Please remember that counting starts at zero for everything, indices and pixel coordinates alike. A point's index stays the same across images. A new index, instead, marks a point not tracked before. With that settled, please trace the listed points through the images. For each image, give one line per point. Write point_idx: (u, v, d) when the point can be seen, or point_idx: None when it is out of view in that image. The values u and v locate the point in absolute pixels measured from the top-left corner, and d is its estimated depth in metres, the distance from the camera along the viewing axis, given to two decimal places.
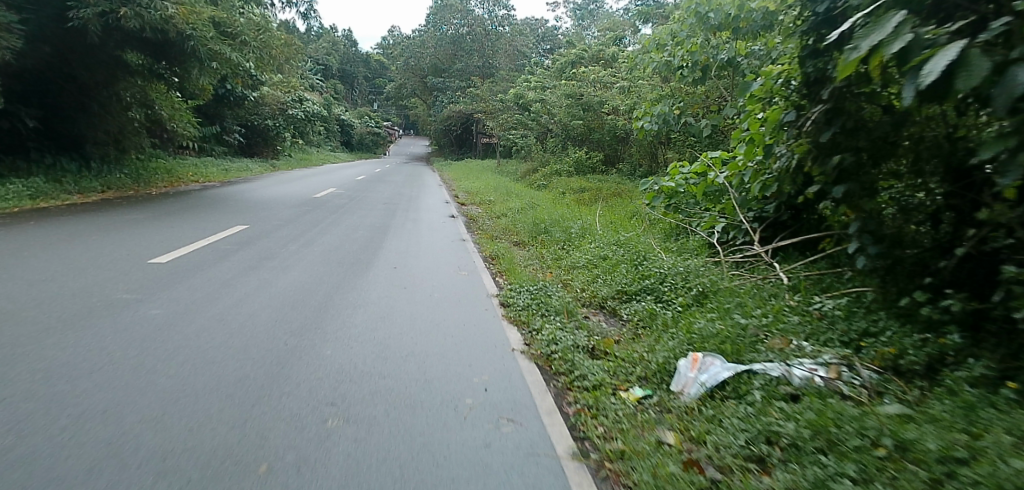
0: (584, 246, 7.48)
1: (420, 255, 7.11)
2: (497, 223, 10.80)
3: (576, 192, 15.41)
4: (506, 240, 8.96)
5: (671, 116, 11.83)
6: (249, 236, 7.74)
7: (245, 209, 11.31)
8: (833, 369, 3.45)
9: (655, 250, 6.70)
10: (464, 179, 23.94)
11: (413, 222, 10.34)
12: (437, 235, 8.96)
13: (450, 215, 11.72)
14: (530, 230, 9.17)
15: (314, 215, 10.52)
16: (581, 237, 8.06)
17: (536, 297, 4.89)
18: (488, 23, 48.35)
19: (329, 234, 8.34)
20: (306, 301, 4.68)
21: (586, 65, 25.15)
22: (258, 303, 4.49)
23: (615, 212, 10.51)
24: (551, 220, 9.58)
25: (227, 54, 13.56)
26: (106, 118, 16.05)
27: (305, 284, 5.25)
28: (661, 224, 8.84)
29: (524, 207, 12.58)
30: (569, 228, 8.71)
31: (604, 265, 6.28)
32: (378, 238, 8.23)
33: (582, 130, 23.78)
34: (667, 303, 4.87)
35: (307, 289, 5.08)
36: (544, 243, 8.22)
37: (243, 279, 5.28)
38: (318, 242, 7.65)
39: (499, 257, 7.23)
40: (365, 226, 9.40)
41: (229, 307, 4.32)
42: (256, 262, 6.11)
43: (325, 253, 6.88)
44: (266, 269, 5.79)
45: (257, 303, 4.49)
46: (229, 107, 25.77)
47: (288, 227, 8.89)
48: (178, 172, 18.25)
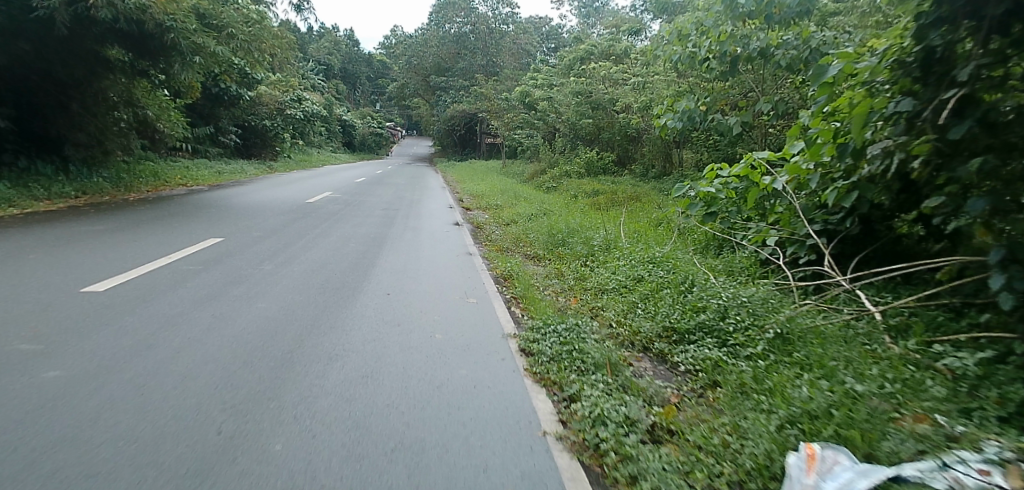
0: (612, 263, 6.37)
1: (419, 275, 6.03)
2: (507, 231, 9.75)
3: (590, 197, 14.32)
4: (519, 254, 7.86)
5: (698, 112, 10.75)
6: (221, 252, 6.69)
7: (229, 216, 10.26)
8: (1017, 472, 2.12)
9: (700, 271, 5.59)
10: (468, 182, 22.85)
11: (414, 231, 9.25)
12: (440, 248, 7.88)
13: (454, 223, 10.66)
14: (546, 242, 8.08)
15: (303, 224, 9.46)
16: (607, 252, 6.96)
17: (566, 342, 3.78)
18: (492, 21, 47.32)
19: (315, 248, 7.27)
20: (270, 348, 3.62)
21: (595, 62, 24.04)
22: (204, 353, 3.44)
23: (638, 220, 9.39)
24: (568, 230, 8.51)
25: (213, 48, 12.52)
26: (87, 118, 14.98)
27: (273, 322, 4.19)
28: (696, 236, 7.74)
29: (536, 214, 11.49)
30: (590, 240, 7.62)
31: (641, 290, 5.18)
32: (372, 253, 7.15)
33: (592, 129, 22.69)
34: (734, 349, 3.78)
35: (274, 328, 4.03)
36: (563, 258, 7.15)
37: (196, 314, 4.23)
38: (301, 259, 6.58)
39: (512, 277, 6.14)
40: (359, 237, 8.32)
41: (162, 361, 3.27)
42: (219, 289, 5.06)
43: (307, 275, 5.81)
44: (229, 299, 4.74)
45: (202, 353, 3.44)
46: (224, 106, 24.77)
47: (270, 239, 7.85)
48: (167, 175, 17.22)
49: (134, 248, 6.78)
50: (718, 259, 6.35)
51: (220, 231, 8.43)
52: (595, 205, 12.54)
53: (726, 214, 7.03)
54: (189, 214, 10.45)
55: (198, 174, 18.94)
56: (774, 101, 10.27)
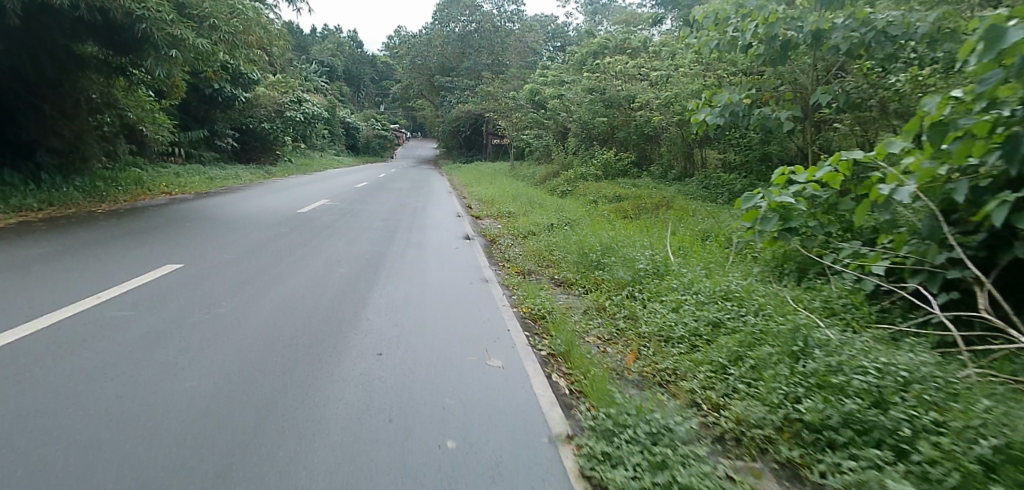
0: (669, 297, 4.99)
1: (422, 317, 4.61)
2: (525, 246, 8.40)
3: (612, 204, 12.90)
4: (544, 279, 6.47)
5: (742, 106, 9.35)
6: (172, 287, 5.26)
7: (206, 230, 8.95)
8: None
9: (801, 314, 4.15)
10: (475, 186, 21.44)
11: (417, 249, 7.86)
12: (451, 272, 6.48)
13: (465, 237, 9.29)
14: (575, 264, 6.70)
15: (290, 239, 8.13)
16: (660, 279, 5.56)
17: (660, 463, 2.35)
18: (497, 19, 45.96)
19: (295, 277, 5.87)
20: (189, 464, 2.32)
21: (609, 56, 22.56)
22: (77, 481, 2.16)
23: (679, 234, 8.01)
24: (601, 246, 7.14)
25: (193, 41, 10.97)
26: (62, 122, 13.57)
27: (212, 406, 2.89)
28: (761, 257, 6.34)
29: (555, 225, 10.09)
30: (632, 261, 6.21)
31: (725, 345, 3.80)
32: (365, 282, 5.74)
33: (606, 128, 21.25)
34: (928, 473, 2.34)
35: (210, 420, 2.73)
36: (602, 286, 5.81)
37: (107, 394, 2.98)
38: (273, 294, 5.16)
39: (545, 317, 4.75)
40: (351, 258, 6.92)
41: None
42: (142, 352, 3.62)
43: (272, 321, 4.37)
44: (167, 362, 3.48)
45: (78, 478, 2.17)
46: (220, 108, 23.47)
47: (242, 263, 6.43)
48: (151, 182, 15.85)
49: (63, 284, 5.34)
50: (805, 290, 4.96)
51: (188, 252, 7.08)
52: (620, 214, 11.11)
53: (805, 232, 5.66)
54: (163, 228, 9.12)
55: (188, 180, 17.61)
56: (833, 92, 8.82)
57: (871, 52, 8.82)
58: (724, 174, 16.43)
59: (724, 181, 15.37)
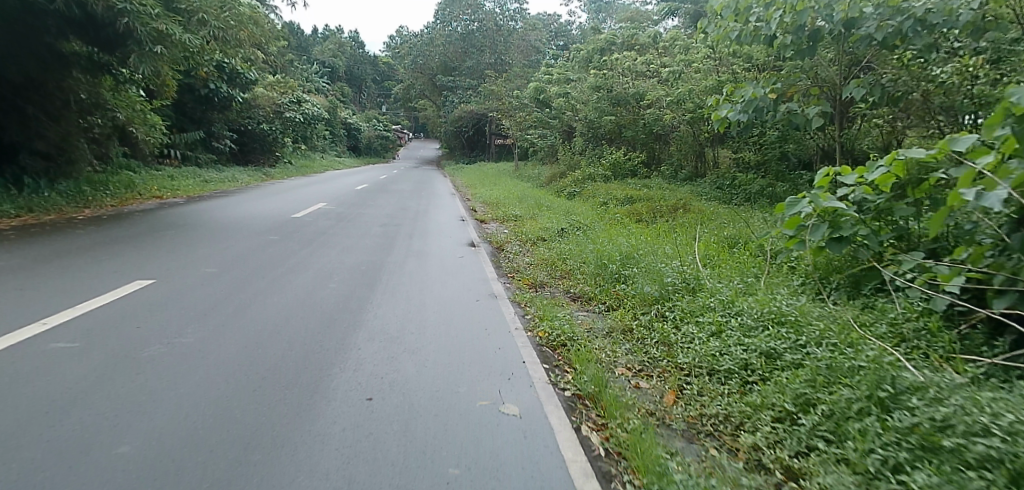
0: (706, 318, 4.35)
1: (422, 343, 3.95)
2: (535, 253, 7.77)
3: (624, 206, 12.23)
4: (557, 293, 5.83)
5: (767, 101, 8.72)
6: (136, 308, 4.55)
7: (192, 235, 8.30)
8: None
9: (871, 342, 3.50)
10: (479, 187, 20.81)
11: (417, 258, 7.20)
12: (455, 284, 5.83)
13: (469, 243, 8.64)
14: (593, 276, 6.07)
15: (280, 248, 7.48)
16: (693, 296, 4.92)
17: None
18: (499, 18, 45.39)
19: (279, 294, 5.17)
20: None
21: (616, 53, 21.90)
22: None
23: (705, 242, 7.34)
24: (621, 255, 6.50)
25: (180, 37, 10.31)
26: (48, 124, 12.95)
27: (150, 478, 2.20)
28: (801, 267, 5.69)
29: (567, 230, 9.45)
30: (658, 273, 5.56)
31: (785, 384, 3.15)
32: (359, 299, 5.06)
33: (613, 126, 20.58)
34: None
35: None
36: (625, 302, 5.16)
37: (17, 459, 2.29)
38: (251, 317, 4.46)
39: (564, 343, 4.09)
40: (345, 270, 6.24)
41: None
42: (75, 399, 2.91)
43: (245, 354, 3.68)
44: (108, 409, 2.80)
45: None
46: (218, 109, 22.86)
47: (222, 278, 5.74)
48: (144, 185, 15.20)
49: (12, 302, 4.66)
50: (863, 309, 4.32)
51: (166, 261, 6.43)
52: (635, 218, 10.43)
53: (855, 240, 5.03)
54: (146, 233, 8.49)
55: (183, 183, 16.96)
56: (868, 85, 8.14)
57: (908, 40, 8.11)
58: (739, 174, 15.75)
59: (740, 182, 14.68)
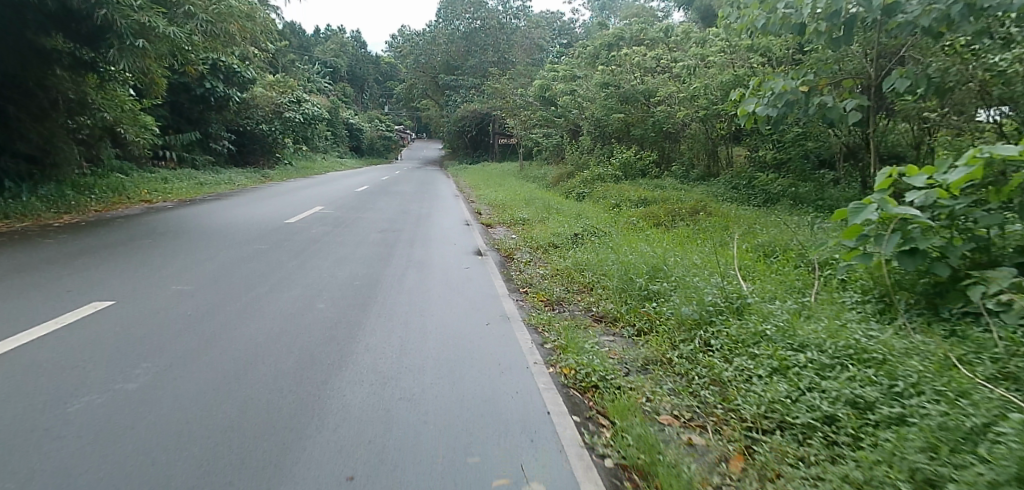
0: (763, 350, 3.64)
1: (422, 386, 3.24)
2: (548, 264, 7.07)
3: (639, 209, 11.46)
4: (577, 312, 5.13)
5: (799, 94, 8.04)
6: (84, 342, 3.85)
7: (171, 244, 7.62)
8: None
9: (990, 393, 2.76)
10: (485, 188, 20.14)
11: (417, 269, 6.51)
12: (460, 303, 5.11)
13: (475, 251, 7.94)
14: (617, 292, 5.37)
15: (267, 259, 6.79)
16: (741, 319, 4.21)
17: None
18: (502, 17, 44.75)
19: (256, 320, 4.48)
20: None
21: (624, 49, 21.18)
22: None
23: (740, 252, 6.60)
24: (647, 267, 5.81)
25: (163, 30, 9.59)
26: (29, 124, 12.27)
27: None
28: (856, 282, 4.97)
29: (581, 236, 8.75)
30: (695, 291, 4.85)
31: (894, 453, 2.41)
32: (348, 325, 4.37)
33: (621, 125, 19.89)
34: None
35: None
36: (659, 325, 4.46)
37: None
38: (220, 351, 3.76)
39: (593, 384, 3.38)
40: (335, 287, 5.55)
41: None
42: None
43: (203, 402, 2.98)
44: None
45: None
46: (215, 109, 22.16)
47: (196, 299, 5.06)
48: (135, 187, 14.54)
49: None
50: (954, 341, 3.58)
51: (137, 276, 5.75)
52: (653, 222, 9.66)
53: (929, 253, 4.31)
54: (123, 241, 7.81)
55: (177, 185, 16.28)
56: (912, 76, 7.40)
57: (955, 26, 7.34)
58: (756, 174, 14.97)
59: (759, 181, 13.96)
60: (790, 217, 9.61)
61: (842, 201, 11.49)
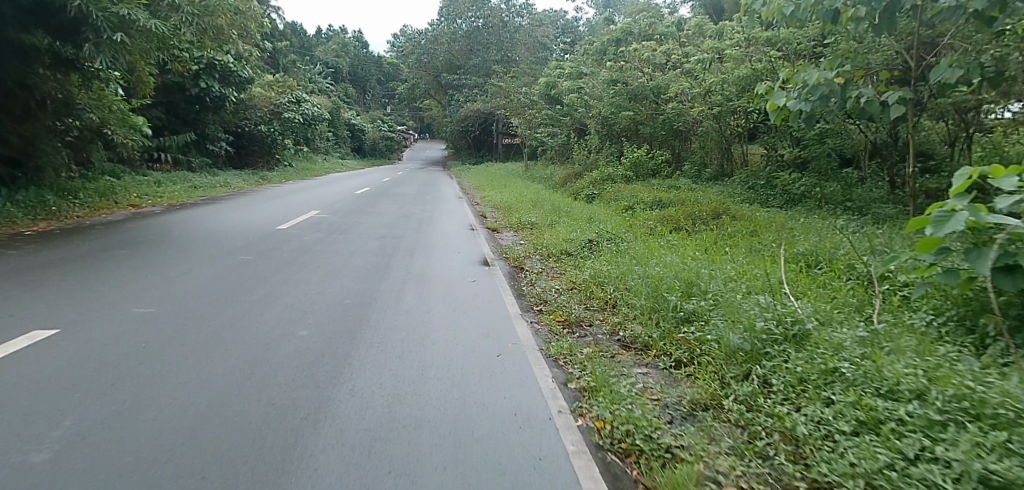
0: (845, 396, 2.94)
1: (421, 450, 2.53)
2: (562, 275, 6.36)
3: (654, 211, 10.78)
4: (600, 338, 4.43)
5: (835, 85, 7.30)
6: (14, 379, 3.17)
7: (148, 257, 6.92)
8: None
9: None
10: (489, 190, 19.49)
11: (417, 284, 5.82)
12: (466, 327, 4.42)
13: (481, 260, 7.24)
14: (645, 312, 4.67)
15: (250, 273, 6.09)
16: (804, 352, 3.52)
17: None
18: (505, 15, 44.15)
19: (224, 351, 3.79)
20: None
21: (631, 45, 20.49)
22: None
23: (777, 265, 5.90)
24: (676, 281, 5.12)
25: (144, 22, 8.87)
26: (10, 125, 11.59)
27: None
28: (929, 303, 4.27)
29: (595, 241, 8.06)
30: (742, 314, 4.15)
31: None
32: (333, 358, 3.69)
33: (629, 122, 19.19)
34: None
35: None
36: (703, 359, 3.75)
37: None
38: (173, 395, 3.07)
39: (633, 443, 2.68)
40: (322, 307, 4.87)
41: None
42: None
43: (143, 467, 2.30)
44: None
45: None
46: (211, 109, 21.49)
47: (163, 322, 4.39)
48: (124, 191, 13.87)
49: None
50: None
51: (99, 296, 5.05)
52: (672, 227, 8.94)
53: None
54: (95, 253, 7.11)
55: (169, 188, 15.61)
56: (963, 64, 6.67)
57: (1014, 8, 6.59)
58: (774, 173, 14.22)
59: (778, 181, 13.24)
60: (820, 221, 8.89)
61: (871, 202, 10.75)
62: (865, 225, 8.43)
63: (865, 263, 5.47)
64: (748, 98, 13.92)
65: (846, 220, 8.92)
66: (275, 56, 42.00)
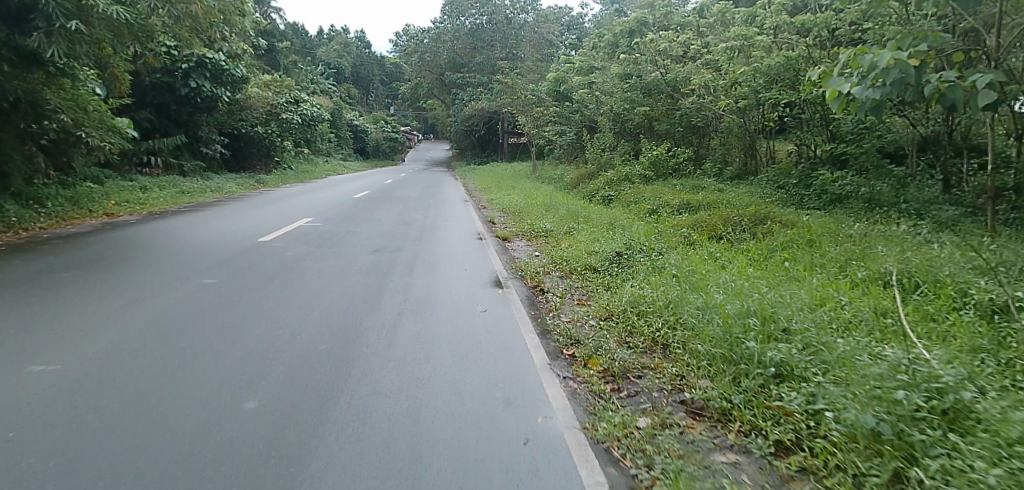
0: None
1: None
2: (594, 302, 5.23)
3: (683, 216, 9.64)
4: (660, 399, 3.33)
5: (911, 67, 6.13)
6: None
7: (113, 275, 6.07)
8: None
9: None
10: (496, 191, 18.40)
11: (416, 312, 4.81)
12: (478, 374, 3.49)
13: (492, 279, 6.17)
14: (716, 365, 3.55)
15: (228, 293, 5.33)
16: (981, 445, 2.38)
17: None
18: (510, 12, 42.96)
19: (182, 391, 3.18)
20: None
21: (646, 36, 19.27)
22: None
23: (862, 289, 4.78)
24: (746, 317, 4.00)
25: (107, 9, 7.77)
26: None
27: None
28: None
29: (623, 253, 6.94)
30: (860, 375, 3.02)
31: None
32: (307, 408, 3.00)
33: (645, 118, 18.01)
34: None
35: None
36: (825, 454, 2.61)
37: None
38: (106, 458, 2.44)
39: None
40: (307, 335, 4.16)
41: None
42: None
43: None
44: None
45: None
46: (205, 110, 20.46)
47: (122, 353, 3.74)
48: (104, 197, 12.81)
49: None
50: None
51: (54, 321, 4.39)
52: (709, 236, 7.79)
53: None
54: (61, 267, 6.36)
55: (155, 194, 14.54)
56: None
57: None
58: (808, 171, 13.00)
59: (816, 179, 12.03)
60: (880, 228, 7.72)
61: (928, 203, 9.53)
62: (937, 233, 7.25)
63: (982, 289, 4.33)
64: (780, 89, 12.68)
65: (910, 226, 7.74)
66: (275, 57, 40.91)
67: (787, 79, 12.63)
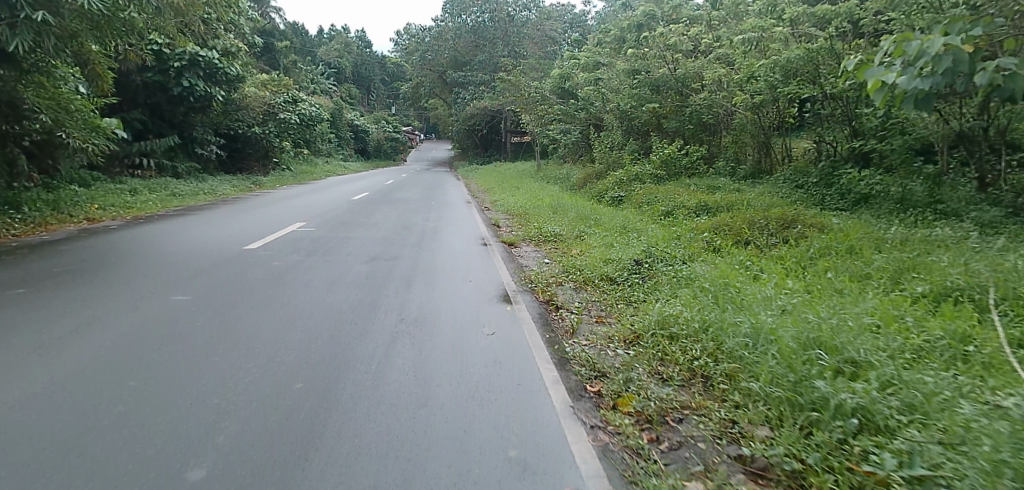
0: None
1: None
2: (618, 321, 4.58)
3: (700, 219, 8.98)
4: (711, 456, 2.67)
5: (966, 53, 5.44)
6: None
7: (79, 290, 5.48)
8: None
9: None
10: (500, 192, 17.76)
11: (412, 336, 4.22)
12: (485, 422, 2.87)
13: (499, 293, 5.55)
14: (778, 410, 2.91)
15: (204, 311, 4.76)
16: None
17: None
18: (512, 8, 42.14)
19: (125, 438, 2.61)
20: None
21: (654, 30, 18.55)
22: None
23: (929, 307, 4.13)
24: (807, 346, 3.35)
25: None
26: None
27: None
28: None
29: (643, 262, 6.28)
30: (973, 435, 2.35)
31: None
32: (271, 467, 2.42)
33: (654, 115, 17.33)
34: None
35: None
36: None
37: None
38: None
39: None
40: (285, 367, 3.58)
41: None
42: None
43: None
44: None
45: None
46: (199, 110, 19.90)
47: (69, 386, 3.20)
48: (89, 201, 12.24)
49: None
50: None
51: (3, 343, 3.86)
52: (735, 242, 7.13)
53: None
54: (26, 281, 5.80)
55: (144, 198, 13.94)
56: None
57: None
58: (830, 169, 12.32)
59: (839, 178, 11.37)
60: (923, 232, 7.03)
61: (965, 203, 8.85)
62: (987, 237, 6.57)
63: None
64: (799, 83, 11.98)
65: (955, 230, 7.05)
66: (274, 56, 40.28)
67: (807, 73, 11.93)
